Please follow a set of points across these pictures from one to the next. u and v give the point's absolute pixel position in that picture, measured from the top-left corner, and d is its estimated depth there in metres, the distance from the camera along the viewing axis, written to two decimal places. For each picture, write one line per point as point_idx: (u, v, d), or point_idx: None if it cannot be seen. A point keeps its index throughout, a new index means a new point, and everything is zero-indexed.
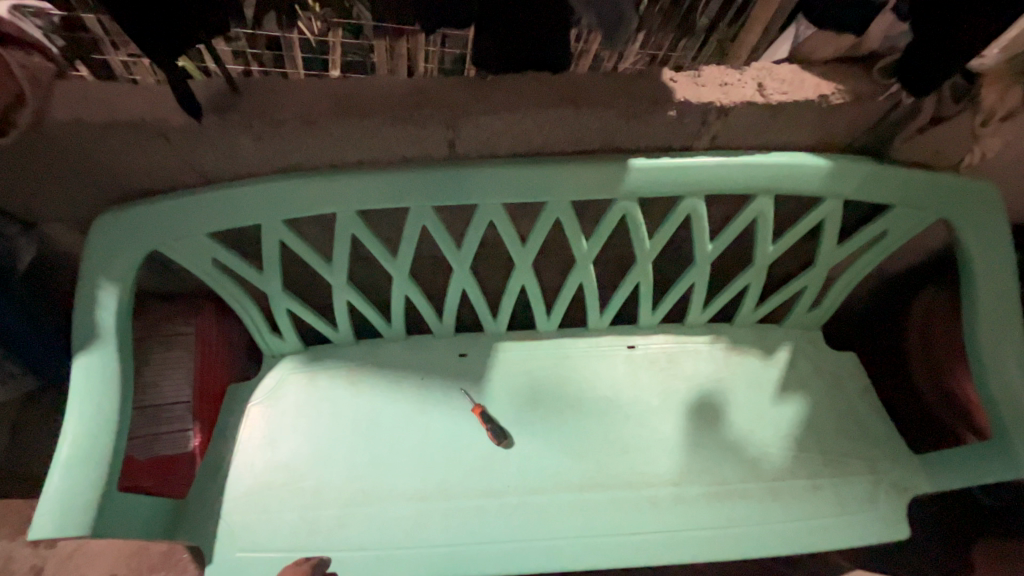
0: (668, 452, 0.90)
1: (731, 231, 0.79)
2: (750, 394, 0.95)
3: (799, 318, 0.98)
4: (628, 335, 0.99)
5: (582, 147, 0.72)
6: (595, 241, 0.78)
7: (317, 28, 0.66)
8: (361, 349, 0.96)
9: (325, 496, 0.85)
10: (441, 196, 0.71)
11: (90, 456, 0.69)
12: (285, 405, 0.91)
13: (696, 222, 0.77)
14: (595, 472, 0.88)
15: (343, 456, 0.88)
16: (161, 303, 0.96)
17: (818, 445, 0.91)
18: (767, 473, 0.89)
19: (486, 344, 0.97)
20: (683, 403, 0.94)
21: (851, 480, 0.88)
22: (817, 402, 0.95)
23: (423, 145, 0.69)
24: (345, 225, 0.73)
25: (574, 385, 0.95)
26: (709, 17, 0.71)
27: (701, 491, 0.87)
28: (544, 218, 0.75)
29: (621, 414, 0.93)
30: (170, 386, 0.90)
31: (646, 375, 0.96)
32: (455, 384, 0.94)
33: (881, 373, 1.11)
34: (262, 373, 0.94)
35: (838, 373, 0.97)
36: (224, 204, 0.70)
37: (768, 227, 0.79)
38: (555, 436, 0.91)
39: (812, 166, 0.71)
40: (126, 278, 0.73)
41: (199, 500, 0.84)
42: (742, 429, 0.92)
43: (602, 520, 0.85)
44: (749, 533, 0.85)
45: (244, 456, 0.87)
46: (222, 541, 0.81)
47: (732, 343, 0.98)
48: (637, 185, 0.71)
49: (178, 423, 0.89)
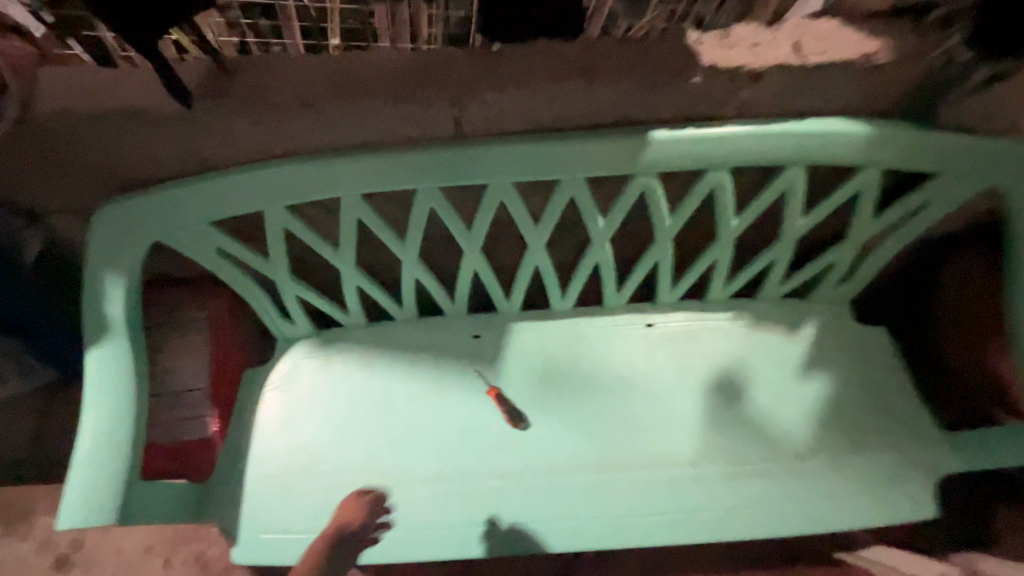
0: (687, 432, 0.88)
1: (758, 206, 0.74)
2: (773, 372, 0.92)
3: (827, 293, 0.93)
4: (647, 313, 0.95)
5: (597, 120, 0.67)
6: (612, 219, 0.74)
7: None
8: (373, 331, 0.94)
9: (344, 479, 0.86)
10: (449, 176, 0.67)
11: (110, 445, 0.69)
12: (300, 390, 0.91)
13: (721, 196, 0.72)
14: (612, 452, 0.87)
15: (360, 439, 0.88)
16: (175, 288, 0.94)
17: (843, 424, 0.88)
18: (789, 452, 0.87)
19: (500, 324, 0.95)
20: (703, 382, 0.91)
21: (877, 459, 0.86)
22: (845, 379, 0.91)
23: (428, 125, 0.66)
24: (350, 210, 0.70)
25: (590, 366, 0.93)
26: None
27: (721, 471, 0.86)
28: (557, 197, 0.71)
29: (639, 394, 0.91)
30: (186, 373, 0.89)
31: (664, 355, 0.93)
32: (469, 365, 0.93)
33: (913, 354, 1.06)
34: (276, 357, 0.94)
35: (866, 349, 0.93)
36: (224, 193, 0.67)
37: (800, 199, 0.73)
38: (571, 416, 0.90)
39: (850, 134, 0.66)
40: (133, 269, 0.71)
41: (222, 483, 0.86)
42: (765, 407, 0.90)
43: (620, 501, 0.85)
44: (770, 513, 0.84)
45: (263, 440, 0.88)
46: (246, 523, 0.83)
47: (757, 318, 0.95)
48: (656, 159, 0.66)
49: (195, 409, 0.88)
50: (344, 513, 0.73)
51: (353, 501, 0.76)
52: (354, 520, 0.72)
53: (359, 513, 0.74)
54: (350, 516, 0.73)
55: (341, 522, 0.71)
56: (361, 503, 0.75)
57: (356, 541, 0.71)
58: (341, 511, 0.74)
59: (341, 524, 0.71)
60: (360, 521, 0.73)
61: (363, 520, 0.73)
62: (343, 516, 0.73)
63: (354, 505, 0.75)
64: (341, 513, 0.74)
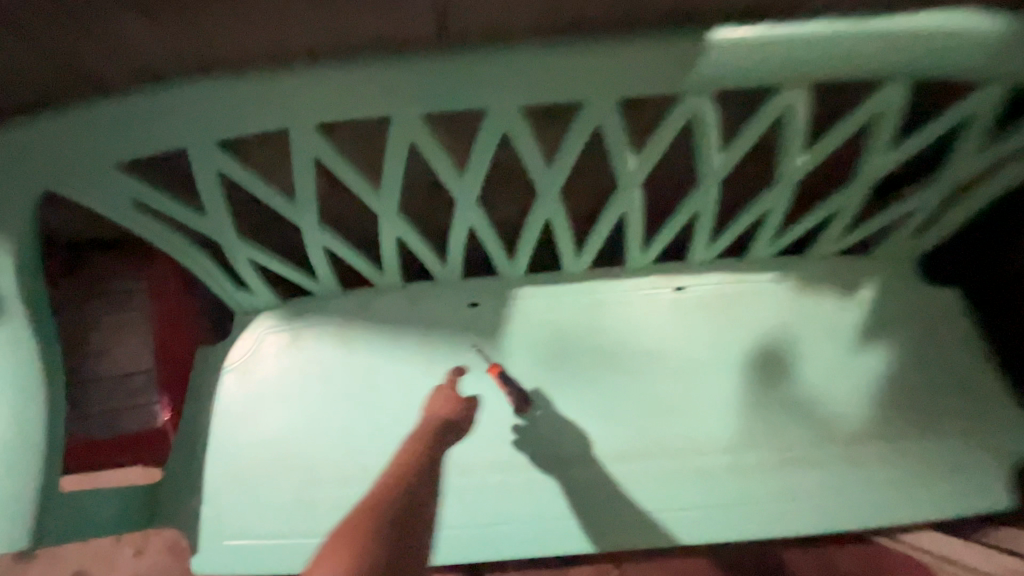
0: (721, 414, 0.76)
1: (835, 138, 0.57)
2: (824, 342, 0.78)
3: (892, 249, 0.78)
4: (675, 275, 0.80)
5: (634, 15, 0.49)
6: (646, 158, 0.57)
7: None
8: (351, 301, 0.79)
9: (323, 474, 0.74)
10: (434, 99, 0.49)
11: (21, 452, 0.56)
12: (265, 372, 0.77)
13: (789, 126, 0.55)
14: (634, 439, 0.75)
15: (340, 427, 0.75)
16: (105, 253, 0.77)
17: (904, 402, 0.76)
18: (841, 434, 0.75)
19: (501, 291, 0.80)
20: (741, 355, 0.78)
21: (941, 442, 0.74)
22: (907, 351, 0.78)
23: (401, 22, 0.47)
24: (305, 147, 0.53)
25: (610, 338, 0.78)
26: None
27: (763, 459, 0.74)
28: (578, 127, 0.53)
29: (666, 371, 0.77)
30: (125, 352, 0.76)
31: (697, 324, 0.79)
32: (466, 339, 0.79)
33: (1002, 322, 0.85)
34: (234, 333, 0.78)
35: (933, 314, 0.79)
36: (124, 123, 0.49)
37: (890, 129, 0.57)
38: (587, 399, 0.76)
39: (978, 33, 0.48)
40: (20, 230, 0.54)
41: (180, 480, 0.74)
42: (813, 384, 0.76)
43: (643, 495, 0.73)
44: (818, 505, 0.73)
45: (225, 431, 0.74)
46: (208, 528, 0.71)
47: (805, 280, 0.80)
48: (715, 72, 0.49)
49: (140, 394, 0.76)
50: (436, 403, 0.65)
51: (443, 392, 0.68)
52: (450, 409, 0.64)
53: (451, 400, 0.65)
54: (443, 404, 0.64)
55: (437, 409, 0.64)
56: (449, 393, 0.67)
57: (458, 428, 0.63)
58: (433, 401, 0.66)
59: (439, 412, 0.63)
60: (454, 407, 0.64)
61: (459, 407, 0.64)
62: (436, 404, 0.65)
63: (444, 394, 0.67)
64: (434, 403, 0.66)
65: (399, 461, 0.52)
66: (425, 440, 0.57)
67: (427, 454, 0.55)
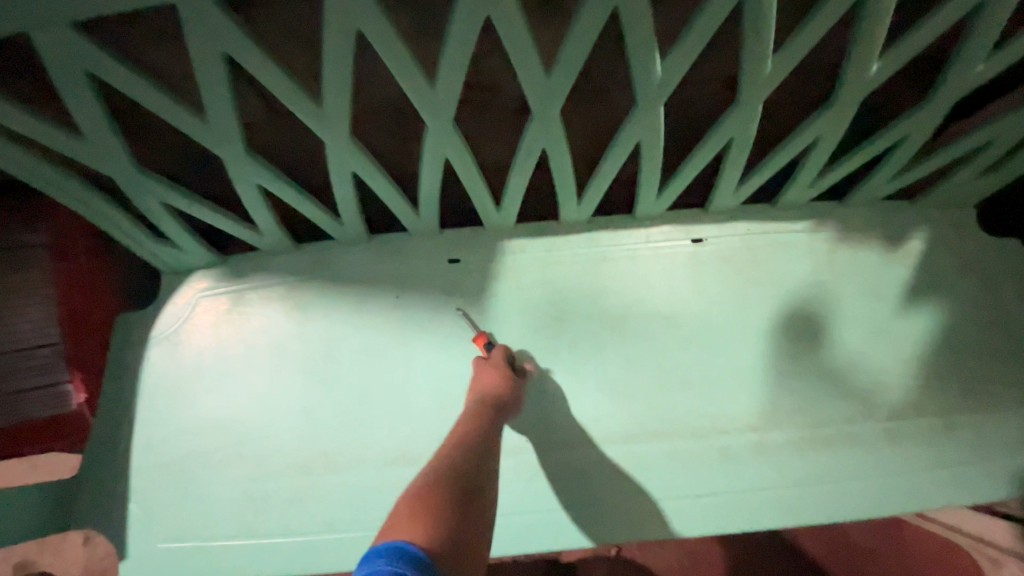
0: (744, 387, 0.65)
1: (924, 34, 0.43)
2: (865, 302, 0.67)
3: (951, 191, 0.66)
4: (693, 225, 0.67)
5: None
6: (676, 61, 0.43)
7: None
8: (305, 258, 0.65)
9: (276, 464, 0.62)
10: None
11: None
12: (203, 344, 0.64)
13: (868, 15, 0.42)
14: (644, 417, 0.63)
15: (295, 409, 0.63)
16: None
17: (955, 371, 0.66)
18: (883, 408, 0.64)
19: (486, 245, 0.66)
20: (769, 318, 0.66)
21: (996, 417, 0.64)
22: (959, 311, 0.67)
23: None
24: (207, 35, 0.38)
25: (616, 301, 0.66)
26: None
27: (794, 437, 0.63)
28: (587, 11, 0.39)
29: (681, 338, 0.66)
30: (22, 320, 0.58)
31: (718, 282, 0.67)
32: (446, 303, 0.66)
33: None
34: (163, 298, 0.65)
35: (991, 269, 0.68)
36: None
37: (991, 23, 0.44)
38: (589, 372, 0.65)
39: None
40: None
41: (101, 475, 0.61)
42: (851, 350, 0.66)
43: (655, 482, 0.62)
44: (858, 491, 0.62)
45: (157, 414, 0.62)
46: (138, 530, 0.60)
47: (845, 230, 0.68)
48: None
49: (45, 374, 0.60)
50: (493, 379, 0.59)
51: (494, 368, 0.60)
52: (509, 390, 0.58)
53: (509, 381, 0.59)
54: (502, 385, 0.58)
55: (497, 390, 0.58)
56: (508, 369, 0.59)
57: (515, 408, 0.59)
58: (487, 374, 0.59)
59: (497, 395, 0.58)
60: (513, 388, 0.59)
61: (519, 388, 0.59)
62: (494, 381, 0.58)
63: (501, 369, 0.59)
64: (488, 376, 0.59)
65: (459, 438, 0.54)
66: (486, 421, 0.56)
67: (485, 432, 0.55)
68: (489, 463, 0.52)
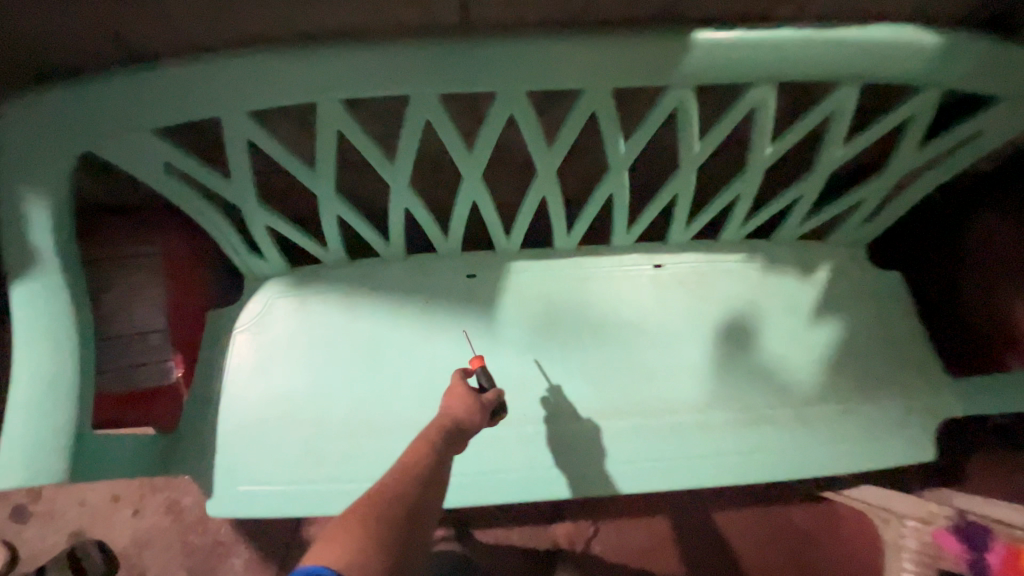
0: (692, 378, 0.84)
1: (799, 131, 0.65)
2: (784, 317, 0.87)
3: (847, 234, 0.88)
4: (655, 253, 0.88)
5: (631, 13, 0.56)
6: (634, 143, 0.64)
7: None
8: (357, 270, 0.84)
9: (328, 428, 0.79)
10: (453, 79, 0.55)
11: (54, 395, 0.60)
12: (275, 333, 0.82)
13: (759, 120, 0.63)
14: (614, 399, 0.83)
15: (345, 386, 0.80)
16: (114, 218, 0.79)
17: (850, 370, 0.86)
18: (796, 397, 0.84)
19: (498, 264, 0.86)
20: (712, 326, 0.86)
21: (881, 407, 0.84)
22: (856, 323, 0.88)
23: (425, 8, 0.53)
24: (330, 120, 0.58)
25: (595, 310, 0.86)
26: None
27: (728, 418, 0.83)
28: (575, 113, 0.60)
29: (645, 340, 0.85)
30: (140, 311, 0.76)
31: (673, 298, 0.87)
32: (464, 308, 0.85)
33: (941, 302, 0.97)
34: (245, 297, 0.83)
35: (879, 294, 0.90)
36: (167, 91, 0.54)
37: (842, 128, 0.65)
38: (573, 364, 0.84)
39: (919, 45, 0.56)
40: (59, 187, 0.59)
41: (193, 432, 0.78)
42: (773, 353, 0.86)
43: (622, 448, 0.81)
44: (775, 460, 0.82)
45: (237, 388, 0.79)
46: (221, 476, 0.77)
47: (771, 261, 0.89)
48: (697, 68, 0.56)
49: (155, 353, 0.77)
50: (460, 406, 0.62)
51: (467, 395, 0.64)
52: (472, 419, 0.62)
53: (477, 410, 0.62)
54: (467, 412, 0.62)
55: (460, 417, 0.61)
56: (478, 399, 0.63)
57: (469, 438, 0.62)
58: (454, 400, 0.63)
59: (460, 419, 0.61)
60: (476, 417, 0.62)
61: (481, 418, 0.63)
62: (459, 408, 0.62)
63: (468, 397, 0.63)
64: (454, 403, 0.62)
65: (414, 457, 0.55)
66: (442, 444, 0.58)
67: (439, 455, 0.57)
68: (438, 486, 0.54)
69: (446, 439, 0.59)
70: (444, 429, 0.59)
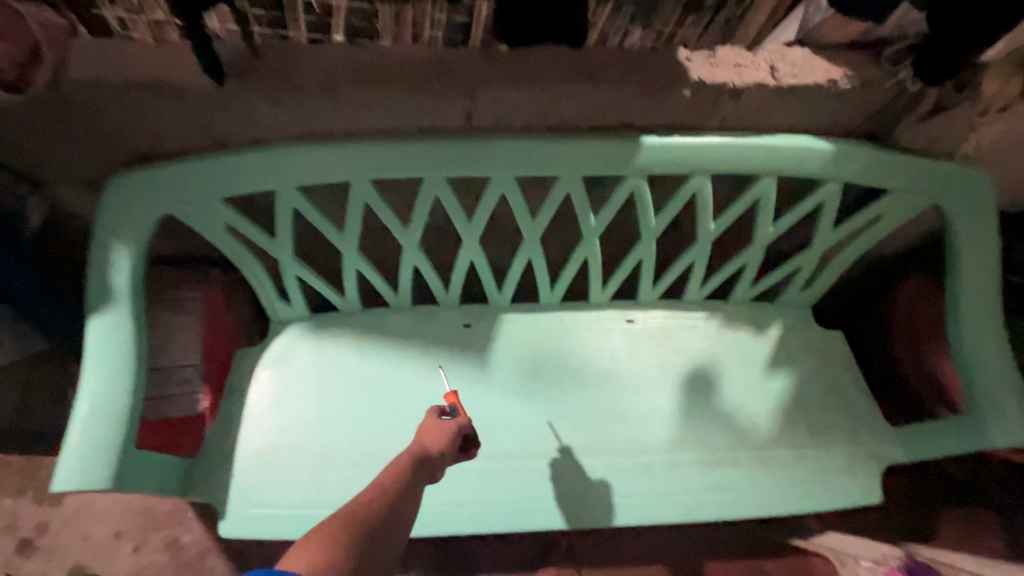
0: (662, 421, 0.94)
1: (735, 210, 0.81)
2: (742, 369, 0.99)
3: (793, 297, 1.02)
4: (628, 310, 1.01)
5: (596, 122, 0.74)
6: (603, 216, 0.80)
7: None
8: (369, 318, 0.96)
9: (333, 457, 0.86)
10: (458, 166, 0.71)
11: (112, 410, 0.71)
12: (291, 371, 0.91)
13: (702, 202, 0.79)
14: (592, 439, 0.92)
15: (351, 419, 0.89)
16: (169, 269, 0.95)
17: (803, 417, 0.96)
18: (755, 441, 0.94)
19: (491, 315, 0.98)
20: (679, 375, 0.97)
21: (831, 451, 0.94)
22: (806, 376, 0.99)
23: (439, 115, 0.70)
24: (360, 194, 0.74)
25: (575, 358, 0.97)
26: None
27: (693, 458, 0.92)
28: (554, 193, 0.76)
29: (619, 386, 0.96)
30: (179, 348, 0.90)
31: (644, 350, 0.99)
32: (461, 352, 0.96)
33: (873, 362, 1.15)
34: (269, 338, 0.94)
35: (825, 350, 1.02)
36: (240, 170, 0.70)
37: (768, 209, 0.82)
38: (556, 405, 0.93)
39: (816, 150, 0.75)
40: (140, 240, 0.73)
41: (210, 459, 0.86)
42: (733, 401, 0.96)
43: (599, 484, 0.89)
44: (737, 498, 0.90)
45: (253, 419, 0.87)
46: (235, 499, 0.83)
47: (728, 319, 1.02)
48: (648, 162, 0.73)
49: (188, 385, 0.89)
50: (434, 441, 0.65)
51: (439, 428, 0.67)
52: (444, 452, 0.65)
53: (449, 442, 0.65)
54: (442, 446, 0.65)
55: (429, 453, 0.63)
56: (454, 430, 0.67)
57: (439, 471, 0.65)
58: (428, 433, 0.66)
59: (431, 454, 0.63)
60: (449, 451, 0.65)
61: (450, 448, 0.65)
62: (432, 442, 0.65)
63: (446, 431, 0.66)
64: (428, 435, 0.66)
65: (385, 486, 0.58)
66: (411, 473, 0.61)
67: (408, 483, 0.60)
68: (405, 511, 0.58)
69: (417, 470, 0.62)
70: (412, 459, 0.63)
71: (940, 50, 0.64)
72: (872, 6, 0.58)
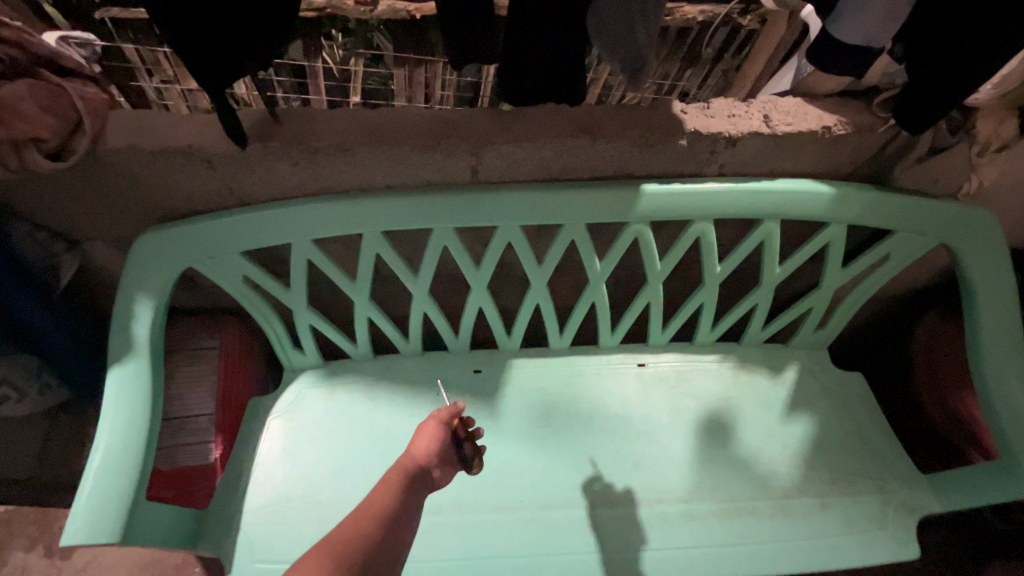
0: (678, 469, 0.91)
1: (742, 251, 0.82)
2: (759, 412, 0.96)
3: (806, 337, 1.01)
4: (639, 354, 1.01)
5: (597, 172, 0.77)
6: (608, 261, 0.81)
7: (340, 57, 0.76)
8: (380, 364, 0.97)
9: (342, 509, 0.84)
10: (465, 216, 0.74)
11: (125, 461, 0.71)
12: (303, 420, 0.91)
13: (707, 245, 0.80)
14: (608, 488, 0.89)
15: (360, 468, 0.87)
16: (191, 318, 1.00)
17: (826, 462, 0.92)
18: (777, 490, 0.90)
19: (501, 361, 0.99)
20: (693, 420, 0.95)
21: (859, 499, 0.89)
22: (826, 420, 0.96)
23: (447, 171, 0.74)
24: (371, 244, 0.76)
25: (587, 402, 0.96)
26: (713, 48, 0.82)
27: (712, 508, 0.88)
28: (560, 239, 0.78)
29: (632, 431, 0.94)
30: (195, 399, 0.92)
31: (657, 394, 0.97)
32: (471, 398, 0.95)
33: (899, 408, 1.11)
34: (283, 386, 0.95)
35: (844, 392, 0.99)
36: (259, 225, 0.74)
37: (774, 250, 0.82)
38: (568, 452, 0.91)
39: (817, 193, 0.76)
40: (162, 293, 0.77)
41: (217, 510, 0.84)
42: (752, 447, 0.93)
43: (617, 537, 0.85)
44: (760, 551, 0.85)
45: (264, 469, 0.87)
46: (240, 553, 0.81)
47: (742, 362, 1.00)
48: (650, 209, 0.75)
49: (201, 434, 0.90)
50: (425, 441, 0.62)
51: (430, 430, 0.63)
52: (439, 453, 0.62)
53: (444, 439, 0.63)
54: (436, 445, 0.62)
55: (421, 457, 0.60)
56: (447, 424, 0.64)
57: (438, 477, 0.61)
58: (419, 436, 0.62)
59: (423, 459, 0.60)
60: (446, 450, 0.62)
61: (435, 449, 0.61)
62: (426, 444, 0.61)
63: (436, 427, 0.63)
64: (418, 438, 0.62)
65: (376, 501, 0.54)
66: (404, 487, 0.57)
67: (402, 496, 0.56)
68: (406, 524, 0.54)
69: (410, 484, 0.58)
70: (401, 472, 0.58)
71: (925, 94, 0.63)
72: (860, 61, 0.60)
